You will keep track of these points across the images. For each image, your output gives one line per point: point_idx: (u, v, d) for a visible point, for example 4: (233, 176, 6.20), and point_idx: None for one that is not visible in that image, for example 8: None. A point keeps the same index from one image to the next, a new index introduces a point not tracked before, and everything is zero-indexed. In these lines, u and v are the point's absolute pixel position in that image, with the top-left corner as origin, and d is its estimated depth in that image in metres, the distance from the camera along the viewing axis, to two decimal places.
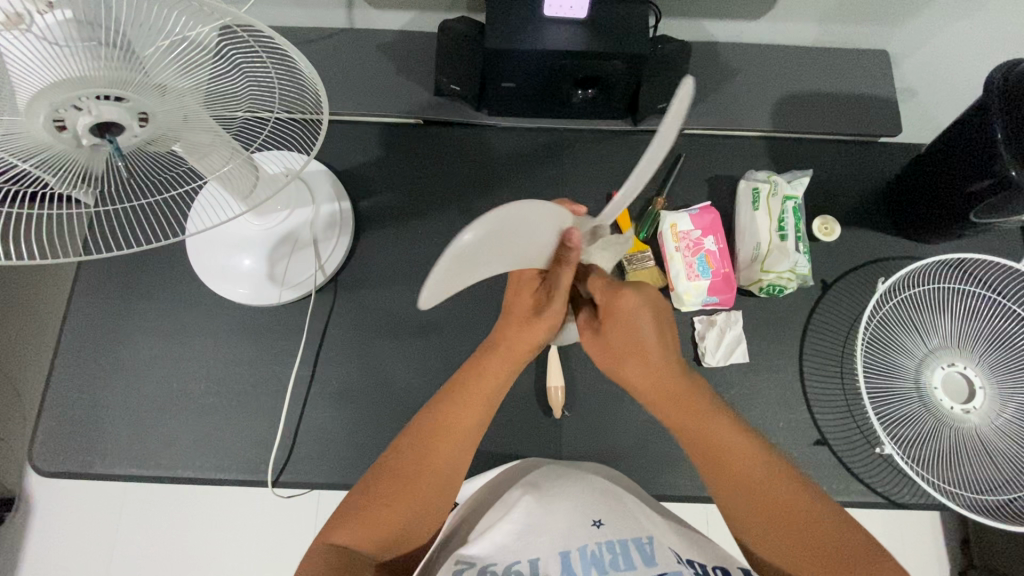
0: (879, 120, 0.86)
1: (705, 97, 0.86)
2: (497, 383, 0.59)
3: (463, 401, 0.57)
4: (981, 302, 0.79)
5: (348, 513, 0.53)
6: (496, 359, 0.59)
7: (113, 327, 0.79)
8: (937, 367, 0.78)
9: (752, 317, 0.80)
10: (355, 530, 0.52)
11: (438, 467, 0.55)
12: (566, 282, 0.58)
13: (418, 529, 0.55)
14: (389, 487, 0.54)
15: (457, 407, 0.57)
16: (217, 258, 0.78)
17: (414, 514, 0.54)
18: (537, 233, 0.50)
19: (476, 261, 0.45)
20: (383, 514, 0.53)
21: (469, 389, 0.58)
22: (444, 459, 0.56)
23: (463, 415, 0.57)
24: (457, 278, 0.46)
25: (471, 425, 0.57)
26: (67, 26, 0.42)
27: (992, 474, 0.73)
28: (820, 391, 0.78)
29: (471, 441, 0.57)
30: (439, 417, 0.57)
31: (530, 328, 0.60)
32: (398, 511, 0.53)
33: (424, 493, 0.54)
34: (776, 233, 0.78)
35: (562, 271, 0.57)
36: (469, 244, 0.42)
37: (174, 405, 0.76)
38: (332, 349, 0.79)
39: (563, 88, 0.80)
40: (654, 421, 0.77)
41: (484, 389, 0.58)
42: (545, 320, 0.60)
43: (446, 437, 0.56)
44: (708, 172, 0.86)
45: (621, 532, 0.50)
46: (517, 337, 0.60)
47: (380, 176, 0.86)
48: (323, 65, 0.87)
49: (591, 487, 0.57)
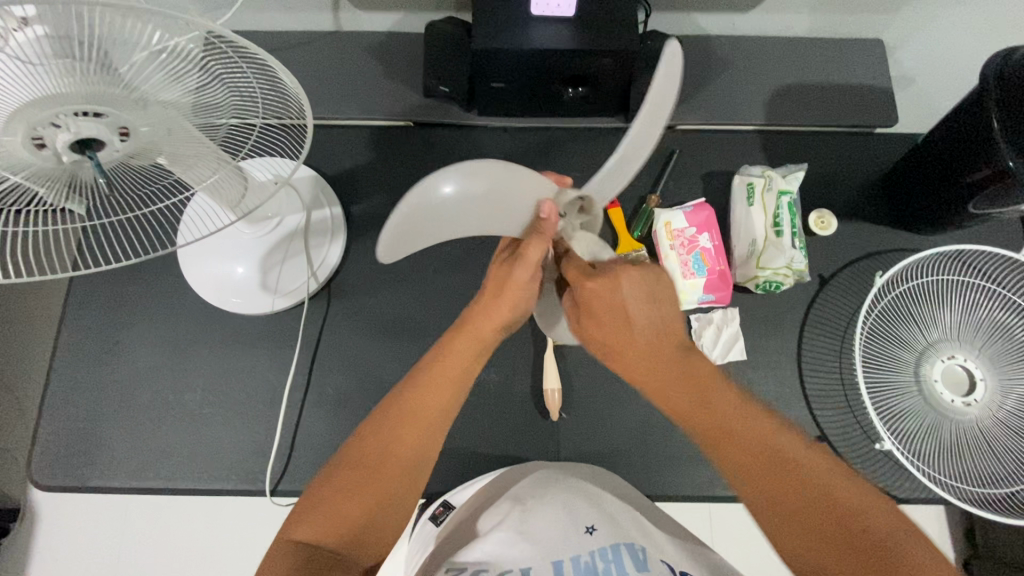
0: (874, 110, 0.85)
1: (697, 91, 0.85)
2: (464, 364, 0.58)
3: (427, 384, 0.56)
4: (981, 293, 0.78)
5: (313, 505, 0.51)
6: (462, 340, 0.58)
7: (107, 340, 0.78)
8: (937, 360, 0.77)
9: (749, 314, 0.79)
10: (319, 522, 0.50)
11: (403, 453, 0.54)
12: (535, 255, 0.56)
13: (390, 522, 0.53)
14: (358, 476, 0.52)
15: (421, 391, 0.56)
16: (209, 267, 0.78)
17: (384, 502, 0.52)
18: (505, 207, 0.54)
19: (432, 223, 0.50)
20: (348, 505, 0.51)
21: (434, 372, 0.57)
22: (410, 442, 0.54)
23: (427, 396, 0.56)
24: (419, 236, 0.51)
25: (437, 408, 0.56)
26: (42, 43, 0.40)
27: (994, 466, 0.72)
28: (818, 387, 0.77)
29: (438, 425, 0.56)
30: (404, 399, 0.56)
31: (495, 305, 0.59)
32: (364, 501, 0.51)
33: (396, 479, 0.53)
34: (772, 229, 0.77)
35: (537, 241, 0.56)
36: (421, 198, 0.48)
37: (171, 416, 0.76)
38: (327, 356, 0.78)
39: (552, 87, 0.79)
40: (651, 420, 0.76)
41: (449, 371, 0.57)
42: (507, 292, 0.58)
43: (410, 421, 0.55)
44: (702, 168, 0.85)
45: (614, 538, 0.50)
46: (485, 317, 0.59)
47: (370, 179, 0.86)
48: (310, 69, 0.86)
49: (579, 496, 0.57)
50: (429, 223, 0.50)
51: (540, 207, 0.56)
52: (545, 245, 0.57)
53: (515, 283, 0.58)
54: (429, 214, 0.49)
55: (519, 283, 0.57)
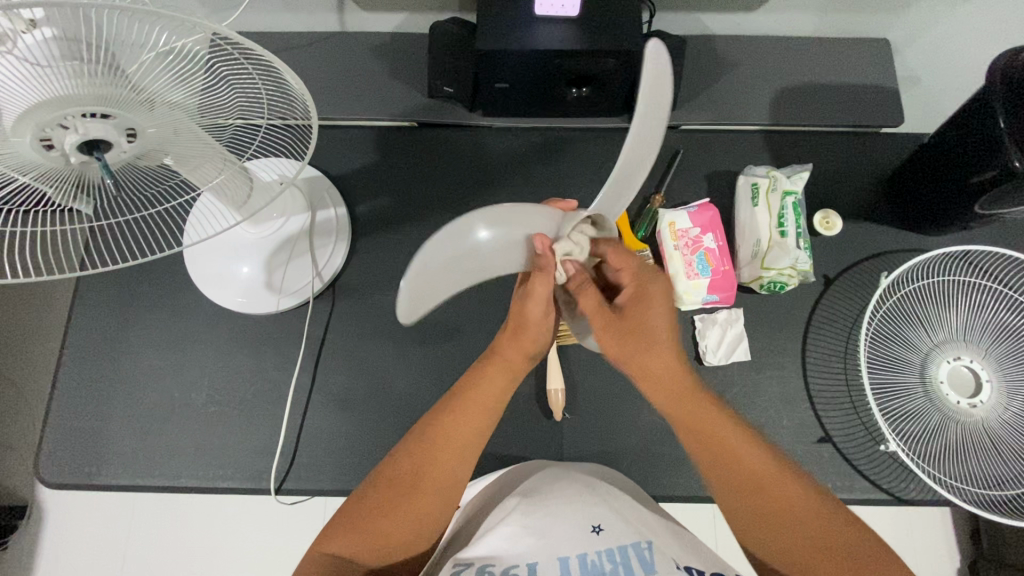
0: (881, 110, 0.85)
1: (702, 91, 0.85)
2: (495, 394, 0.59)
3: (462, 411, 0.57)
4: (987, 294, 0.78)
5: (347, 521, 0.53)
6: (494, 370, 0.59)
7: (113, 339, 0.79)
8: (943, 362, 0.77)
9: (752, 315, 0.79)
10: (353, 538, 0.52)
11: (434, 475, 0.55)
12: (544, 290, 0.57)
13: (417, 538, 0.54)
14: (389, 494, 0.54)
15: (455, 418, 0.57)
16: (215, 268, 0.78)
17: (415, 521, 0.53)
18: (503, 251, 0.56)
19: (446, 277, 0.54)
20: (382, 523, 0.52)
21: (469, 401, 0.58)
22: (442, 466, 0.55)
23: (461, 421, 0.57)
24: (440, 286, 0.54)
25: (469, 436, 0.57)
26: (48, 45, 0.41)
27: (999, 468, 0.72)
28: (823, 388, 0.77)
29: (470, 451, 0.57)
30: (438, 425, 0.57)
31: (522, 337, 0.60)
32: (398, 520, 0.53)
33: (425, 499, 0.54)
34: (776, 229, 0.77)
35: (542, 277, 0.57)
36: (453, 240, 0.52)
37: (177, 414, 0.76)
38: (331, 356, 0.79)
39: (557, 88, 0.79)
40: (655, 421, 0.76)
41: (483, 398, 0.58)
42: (527, 332, 0.60)
43: (445, 444, 0.56)
44: (707, 168, 0.85)
45: (621, 538, 0.50)
46: (513, 350, 0.60)
47: (375, 179, 0.86)
48: (314, 70, 0.86)
49: (588, 491, 0.57)
50: (457, 263, 0.53)
51: (535, 245, 0.56)
52: (549, 281, 0.57)
53: (533, 321, 0.59)
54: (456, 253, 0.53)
55: (539, 320, 0.59)
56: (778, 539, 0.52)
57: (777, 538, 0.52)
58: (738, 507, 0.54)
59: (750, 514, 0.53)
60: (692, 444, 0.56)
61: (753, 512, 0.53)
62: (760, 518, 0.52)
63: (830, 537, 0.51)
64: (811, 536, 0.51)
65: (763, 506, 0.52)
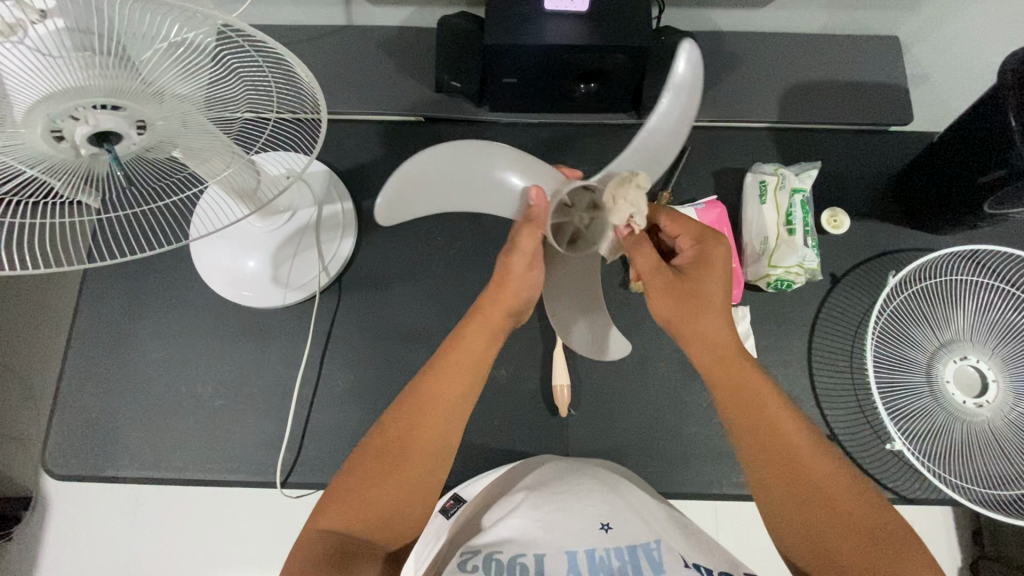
0: (889, 108, 0.84)
1: (710, 88, 0.85)
2: (477, 354, 0.55)
3: (442, 377, 0.53)
4: (994, 294, 0.78)
5: (336, 498, 0.49)
6: (473, 328, 0.56)
7: (120, 332, 0.79)
8: (949, 361, 0.76)
9: (758, 313, 0.79)
10: (346, 515, 0.48)
11: (424, 443, 0.51)
12: (530, 242, 0.59)
13: (412, 512, 0.50)
14: (378, 468, 0.50)
15: (436, 382, 0.53)
16: (222, 260, 0.78)
17: (404, 494, 0.50)
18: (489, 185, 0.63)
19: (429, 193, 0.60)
20: (372, 498, 0.49)
21: (448, 360, 0.54)
22: (430, 432, 0.52)
23: (442, 385, 0.53)
24: (421, 203, 0.61)
25: (455, 399, 0.53)
26: (61, 36, 0.41)
27: (1005, 468, 0.72)
28: (829, 386, 0.77)
29: (456, 415, 0.53)
30: (421, 391, 0.52)
31: (502, 293, 0.58)
32: (388, 494, 0.49)
33: (415, 468, 0.50)
34: (784, 227, 0.77)
35: (531, 230, 0.59)
36: (420, 164, 0.57)
37: (183, 408, 0.76)
38: (337, 350, 0.79)
39: (565, 83, 0.79)
40: (660, 417, 0.76)
41: (464, 360, 0.54)
42: (507, 286, 0.58)
43: (429, 410, 0.52)
44: (714, 165, 0.84)
45: (629, 537, 0.50)
46: (493, 305, 0.57)
47: (381, 174, 0.86)
48: (321, 64, 0.86)
49: (598, 485, 0.57)
50: (430, 187, 0.60)
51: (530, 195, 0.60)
52: (536, 233, 0.59)
53: (517, 276, 0.58)
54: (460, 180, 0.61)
55: (519, 273, 0.58)
56: (821, 534, 0.47)
57: (822, 534, 0.47)
58: (784, 499, 0.49)
59: (793, 504, 0.49)
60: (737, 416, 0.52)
61: (800, 502, 0.49)
62: (806, 512, 0.48)
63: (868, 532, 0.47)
64: (853, 532, 0.47)
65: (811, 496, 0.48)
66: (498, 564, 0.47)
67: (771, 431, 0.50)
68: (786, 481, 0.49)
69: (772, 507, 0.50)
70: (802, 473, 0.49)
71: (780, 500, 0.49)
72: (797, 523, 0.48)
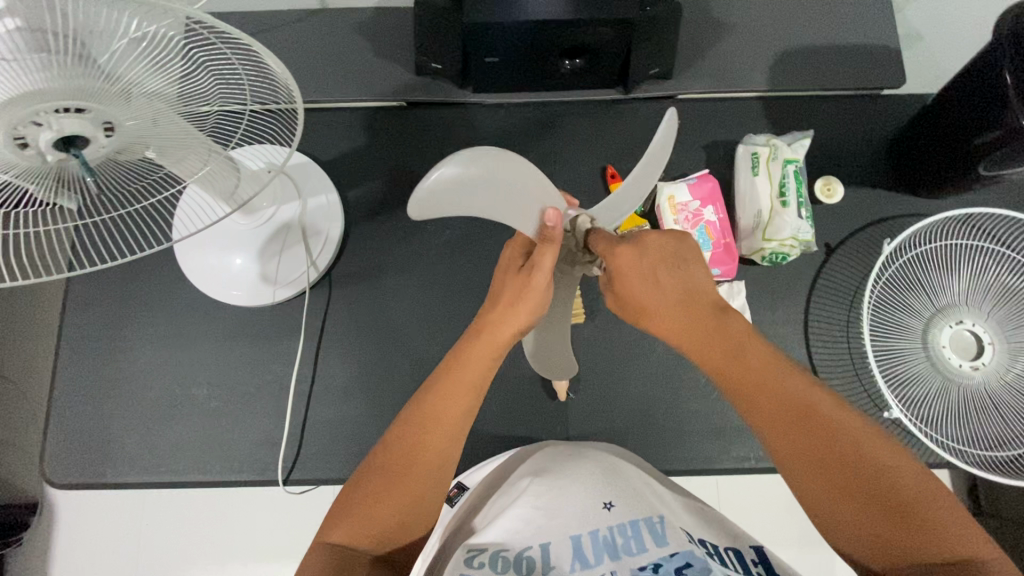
0: (882, 70, 0.83)
1: (699, 57, 0.82)
2: (479, 374, 0.54)
3: (447, 394, 0.52)
4: (989, 257, 0.77)
5: (346, 508, 0.48)
6: (478, 346, 0.55)
7: (109, 337, 0.78)
8: (945, 327, 0.76)
9: (754, 287, 0.78)
10: (355, 526, 0.47)
11: (428, 457, 0.50)
12: (552, 263, 0.55)
13: (413, 520, 0.49)
14: (383, 483, 0.49)
15: (441, 401, 0.52)
16: (208, 260, 0.76)
17: (409, 506, 0.49)
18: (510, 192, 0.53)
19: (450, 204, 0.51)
20: (379, 510, 0.48)
21: (453, 378, 0.53)
22: (436, 449, 0.50)
23: (448, 402, 0.52)
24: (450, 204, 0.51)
25: (458, 418, 0.52)
26: (14, 37, 0.39)
27: (1002, 430, 0.73)
28: (826, 358, 0.77)
29: (459, 435, 0.52)
30: (426, 407, 0.51)
31: (512, 311, 0.55)
32: (396, 505, 0.48)
33: (421, 480, 0.49)
34: (777, 199, 0.75)
35: (548, 250, 0.54)
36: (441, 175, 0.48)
37: (179, 411, 0.76)
38: (331, 345, 0.78)
39: (550, 59, 0.76)
40: (660, 396, 0.76)
41: (467, 379, 0.53)
42: (523, 305, 0.55)
43: (434, 429, 0.51)
44: (705, 138, 0.83)
45: (632, 513, 0.50)
46: (500, 324, 0.55)
47: (365, 163, 0.84)
48: (298, 51, 0.83)
49: (598, 465, 0.58)
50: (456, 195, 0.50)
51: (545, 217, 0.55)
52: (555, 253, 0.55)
53: (537, 289, 0.55)
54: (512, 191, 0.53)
55: (538, 290, 0.55)
56: (844, 512, 0.42)
57: (846, 511, 0.42)
58: (814, 482, 0.43)
59: (818, 484, 0.43)
60: (747, 390, 0.47)
61: (824, 479, 0.43)
62: (836, 488, 0.42)
63: (908, 505, 0.40)
64: (886, 504, 0.41)
65: (839, 470, 0.42)
66: (505, 562, 0.47)
67: (785, 403, 0.45)
68: (809, 456, 0.43)
69: (804, 492, 0.44)
70: (835, 442, 0.43)
71: (808, 481, 0.43)
72: (833, 503, 0.42)
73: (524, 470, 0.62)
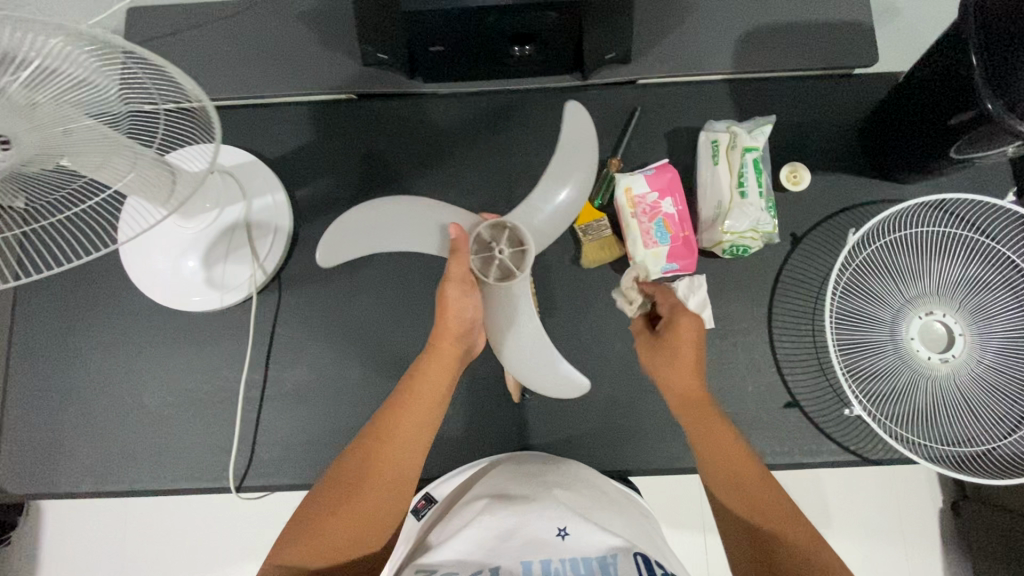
0: (853, 47, 0.78)
1: (659, 39, 0.79)
2: (432, 389, 0.60)
3: (402, 409, 0.58)
4: (962, 245, 0.74)
5: (298, 523, 0.52)
6: (431, 366, 0.62)
7: (57, 345, 0.77)
8: (914, 318, 0.73)
9: (714, 281, 0.76)
10: (303, 539, 0.50)
11: (381, 469, 0.55)
12: (461, 267, 0.64)
13: (364, 534, 0.52)
14: (336, 495, 0.53)
15: (396, 415, 0.58)
16: (155, 266, 0.74)
17: (358, 517, 0.52)
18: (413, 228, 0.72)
19: (353, 245, 0.72)
20: (328, 521, 0.51)
21: (409, 395, 0.60)
22: (388, 462, 0.55)
23: (402, 417, 0.58)
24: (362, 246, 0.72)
25: (413, 429, 0.58)
26: None
27: (969, 425, 0.70)
28: (790, 352, 0.75)
29: (413, 446, 0.57)
30: (384, 418, 0.58)
31: (451, 327, 0.64)
32: (346, 516, 0.52)
33: (372, 490, 0.53)
34: (736, 190, 0.72)
35: (457, 261, 0.64)
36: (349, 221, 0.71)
37: (130, 419, 0.75)
38: (282, 349, 0.77)
39: (497, 45, 0.72)
40: (617, 395, 0.75)
41: (420, 395, 0.60)
42: (450, 311, 0.64)
43: (388, 441, 0.56)
44: (667, 125, 0.79)
45: (587, 548, 0.49)
46: (442, 340, 0.63)
47: (314, 160, 0.81)
48: (243, 44, 0.81)
49: (563, 496, 0.57)
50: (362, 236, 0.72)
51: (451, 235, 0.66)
52: (463, 259, 0.64)
53: (454, 299, 0.64)
54: (417, 225, 0.72)
55: (459, 295, 0.64)
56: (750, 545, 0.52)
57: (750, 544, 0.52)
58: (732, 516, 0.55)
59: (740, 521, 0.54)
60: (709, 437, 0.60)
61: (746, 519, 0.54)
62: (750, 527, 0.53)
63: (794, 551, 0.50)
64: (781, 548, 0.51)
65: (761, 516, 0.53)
66: None
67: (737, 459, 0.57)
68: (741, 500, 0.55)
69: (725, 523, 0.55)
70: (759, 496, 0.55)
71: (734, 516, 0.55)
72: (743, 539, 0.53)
73: (484, 488, 0.61)
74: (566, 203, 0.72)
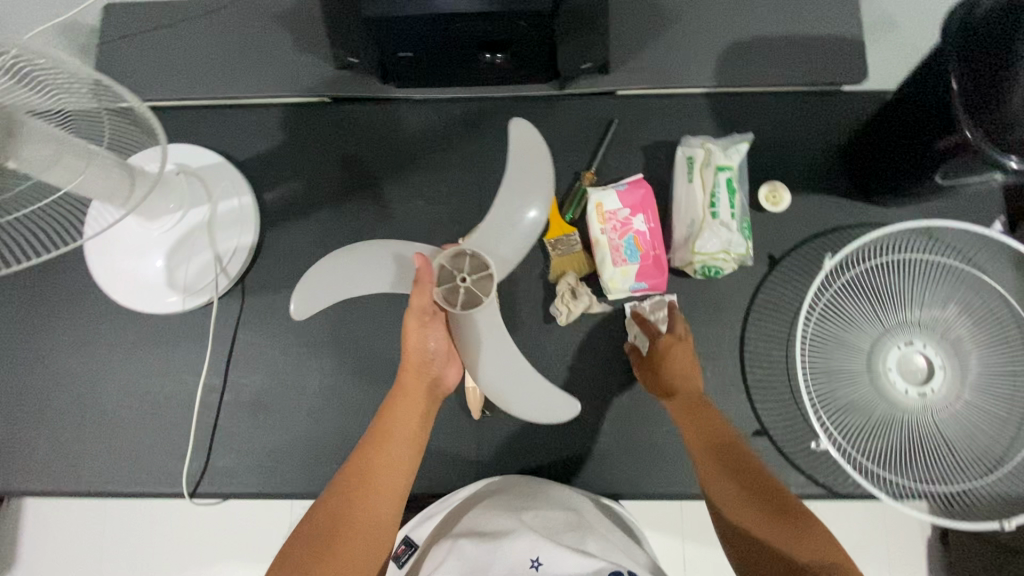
0: (840, 63, 0.75)
1: (638, 50, 0.76)
2: (408, 430, 0.59)
3: (379, 454, 0.56)
4: (944, 273, 0.71)
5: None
6: (404, 404, 0.59)
7: (20, 343, 0.77)
8: (892, 348, 0.70)
9: (685, 302, 0.73)
10: None
11: (360, 518, 0.52)
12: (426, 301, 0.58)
13: None
14: (314, 550, 0.49)
15: (374, 461, 0.55)
16: (126, 267, 0.73)
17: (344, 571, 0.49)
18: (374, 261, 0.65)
19: (328, 296, 0.65)
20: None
21: (382, 436, 0.57)
22: (369, 508, 0.53)
23: (380, 459, 0.56)
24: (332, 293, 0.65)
25: (391, 473, 0.56)
26: None
27: (945, 463, 0.67)
28: (760, 379, 0.72)
29: (394, 491, 0.55)
30: (359, 466, 0.55)
31: (421, 367, 0.61)
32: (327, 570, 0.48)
33: (354, 542, 0.50)
34: (708, 209, 0.69)
35: (420, 293, 0.58)
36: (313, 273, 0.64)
37: (87, 420, 0.74)
38: (242, 355, 0.76)
39: (467, 52, 0.70)
40: (579, 416, 0.73)
41: (399, 437, 0.58)
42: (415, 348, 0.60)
43: (369, 488, 0.54)
44: (643, 139, 0.77)
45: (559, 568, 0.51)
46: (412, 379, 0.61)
47: (284, 163, 0.80)
48: (216, 45, 0.80)
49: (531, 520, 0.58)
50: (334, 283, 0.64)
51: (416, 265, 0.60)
52: (425, 291, 0.58)
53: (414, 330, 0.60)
54: (372, 261, 0.65)
55: (418, 327, 0.60)
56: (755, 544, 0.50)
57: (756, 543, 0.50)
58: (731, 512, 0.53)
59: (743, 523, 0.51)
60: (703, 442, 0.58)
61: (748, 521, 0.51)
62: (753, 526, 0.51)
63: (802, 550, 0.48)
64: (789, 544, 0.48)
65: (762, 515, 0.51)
66: None
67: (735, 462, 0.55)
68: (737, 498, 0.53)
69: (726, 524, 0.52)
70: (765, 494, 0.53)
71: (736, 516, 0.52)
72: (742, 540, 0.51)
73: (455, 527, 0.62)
74: (533, 222, 0.65)
